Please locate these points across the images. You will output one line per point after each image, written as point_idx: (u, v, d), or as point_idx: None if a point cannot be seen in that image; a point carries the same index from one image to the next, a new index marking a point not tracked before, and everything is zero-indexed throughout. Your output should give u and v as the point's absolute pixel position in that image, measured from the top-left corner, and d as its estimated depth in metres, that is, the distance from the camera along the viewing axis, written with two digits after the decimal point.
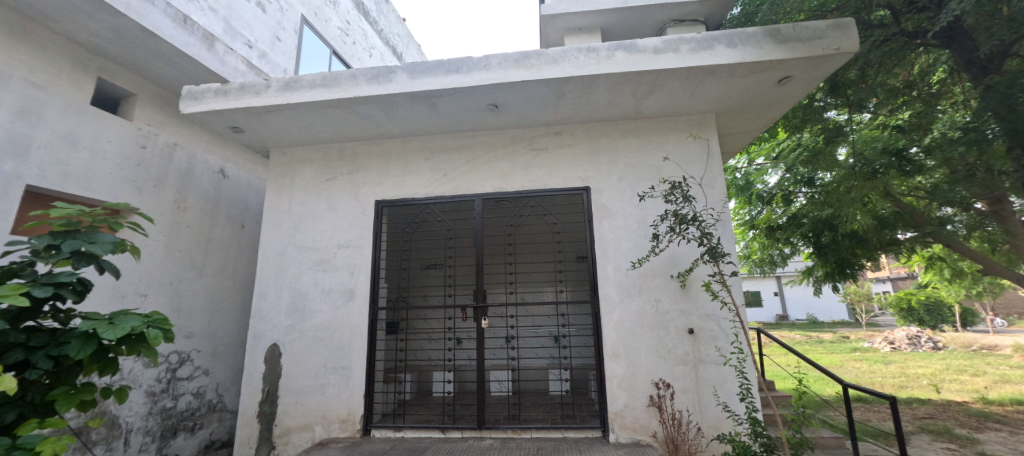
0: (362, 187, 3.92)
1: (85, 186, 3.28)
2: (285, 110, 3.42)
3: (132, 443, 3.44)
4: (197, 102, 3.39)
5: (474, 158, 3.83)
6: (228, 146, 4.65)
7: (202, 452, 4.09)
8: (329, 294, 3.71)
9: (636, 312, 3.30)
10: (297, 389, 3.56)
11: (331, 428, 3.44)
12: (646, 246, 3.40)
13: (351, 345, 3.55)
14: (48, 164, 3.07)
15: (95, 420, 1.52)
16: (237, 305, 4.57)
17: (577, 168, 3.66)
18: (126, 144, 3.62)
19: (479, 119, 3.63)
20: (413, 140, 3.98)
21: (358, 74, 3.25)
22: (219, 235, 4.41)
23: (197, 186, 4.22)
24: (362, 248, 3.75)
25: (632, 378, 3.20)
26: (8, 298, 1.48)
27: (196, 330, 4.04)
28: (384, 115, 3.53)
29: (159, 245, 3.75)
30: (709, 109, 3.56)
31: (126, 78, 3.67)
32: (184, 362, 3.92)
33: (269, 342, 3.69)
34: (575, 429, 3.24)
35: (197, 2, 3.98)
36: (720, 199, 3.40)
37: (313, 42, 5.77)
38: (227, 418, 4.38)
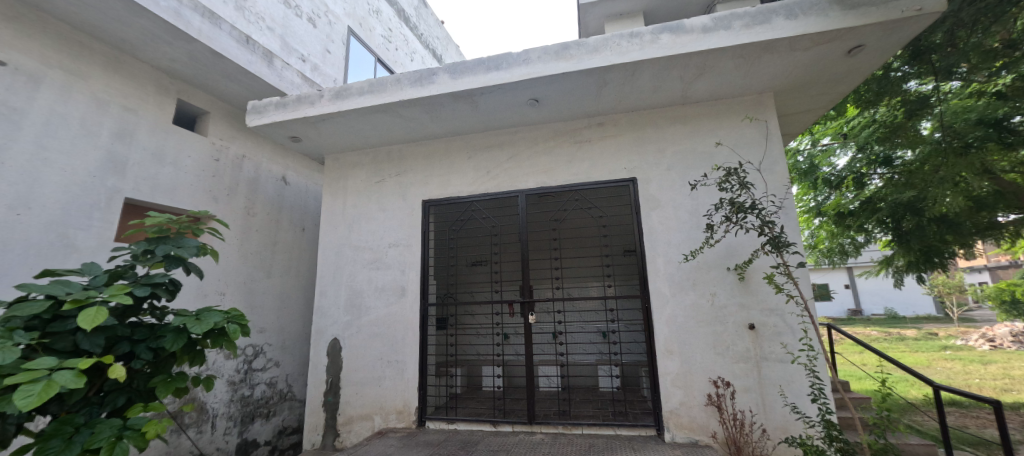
0: (410, 188, 4.06)
1: (171, 197, 3.67)
2: (337, 118, 3.62)
3: (217, 428, 3.81)
4: (261, 116, 3.67)
5: (516, 154, 3.83)
6: (288, 155, 4.99)
7: (276, 437, 4.46)
8: (383, 291, 3.88)
9: (690, 306, 3.16)
10: (357, 381, 3.77)
11: (389, 418, 3.61)
12: (700, 237, 3.24)
13: (405, 340, 3.70)
14: (141, 179, 3.47)
15: (187, 407, 1.71)
16: (302, 303, 4.91)
17: (623, 159, 3.55)
18: (203, 157, 4.00)
19: (520, 114, 3.62)
20: (457, 139, 4.05)
21: (403, 78, 3.36)
22: (284, 237, 4.76)
23: (264, 193, 4.57)
24: (412, 247, 3.88)
25: (688, 376, 3.06)
26: (114, 297, 1.69)
27: (267, 326, 4.40)
28: (428, 116, 3.63)
29: (234, 248, 4.12)
30: (766, 89, 3.32)
31: (201, 98, 4.05)
32: (258, 355, 4.28)
33: (331, 336, 3.94)
34: (628, 426, 3.17)
35: (256, 23, 4.30)
36: (782, 185, 3.16)
37: (359, 51, 6.05)
38: (296, 407, 4.73)
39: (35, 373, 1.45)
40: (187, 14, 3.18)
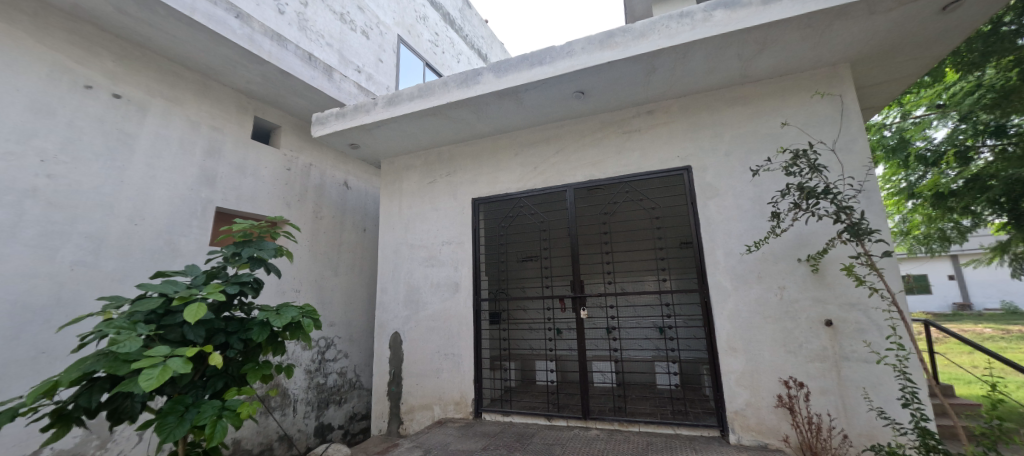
0: (460, 187, 4.18)
1: (252, 205, 4.10)
2: (390, 123, 3.82)
3: (298, 411, 4.22)
4: (323, 126, 3.97)
5: (564, 148, 3.80)
6: (349, 162, 5.36)
7: (348, 422, 4.84)
8: (438, 287, 4.05)
9: (755, 301, 2.95)
10: (417, 372, 3.97)
11: (447, 409, 3.78)
12: (765, 226, 3.00)
13: (460, 334, 3.84)
14: (228, 190, 3.91)
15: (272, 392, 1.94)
16: (366, 299, 5.27)
17: (676, 147, 3.39)
18: (277, 168, 4.41)
19: (566, 108, 3.59)
20: (504, 137, 4.10)
21: (449, 81, 3.47)
22: (348, 238, 5.12)
23: (329, 197, 4.95)
24: (463, 244, 4.00)
25: (755, 375, 2.87)
26: (212, 294, 1.96)
27: (336, 320, 4.77)
28: (475, 116, 3.71)
29: (305, 249, 4.51)
30: (841, 59, 2.98)
31: (273, 114, 4.47)
32: (330, 346, 4.66)
33: (392, 330, 4.18)
34: (688, 426, 3.04)
35: (317, 40, 4.65)
36: (861, 166, 2.83)
37: (409, 58, 6.31)
38: (364, 395, 5.09)
39: (154, 359, 1.72)
40: (259, 40, 3.52)
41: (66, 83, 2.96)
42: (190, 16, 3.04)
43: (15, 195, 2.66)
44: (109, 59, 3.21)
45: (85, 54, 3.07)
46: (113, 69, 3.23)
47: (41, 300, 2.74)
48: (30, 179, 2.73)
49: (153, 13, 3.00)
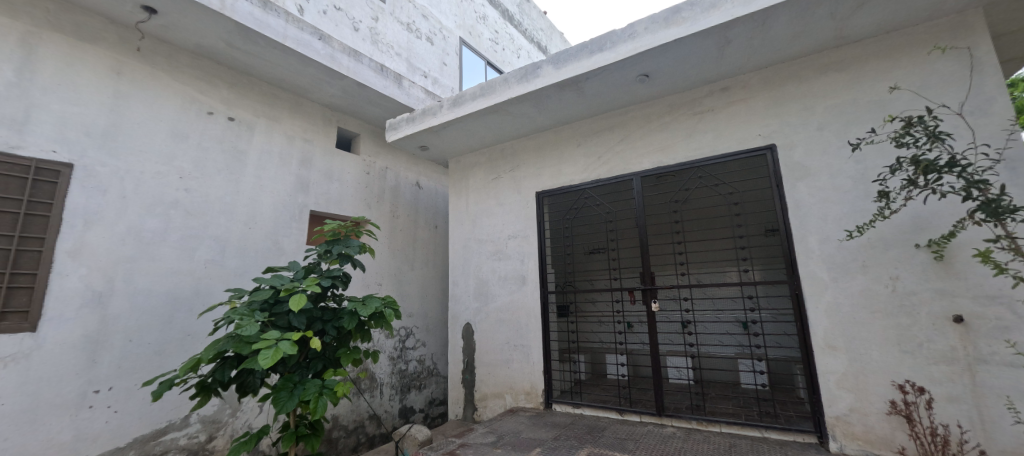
0: (524, 181, 4.24)
1: (338, 207, 4.55)
2: (455, 124, 3.99)
3: (384, 394, 4.62)
4: (396, 131, 4.27)
5: (629, 135, 3.66)
6: (420, 163, 5.69)
7: (428, 406, 5.19)
8: (506, 280, 4.16)
9: (857, 293, 2.60)
10: (489, 362, 4.13)
11: (518, 398, 3.88)
12: (870, 208, 2.61)
13: (528, 325, 3.92)
14: (319, 195, 4.39)
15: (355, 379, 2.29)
16: (440, 292, 5.58)
17: (757, 125, 3.09)
18: (358, 172, 4.84)
19: (630, 93, 3.44)
20: (566, 128, 4.06)
21: (509, 78, 3.53)
22: (421, 235, 5.45)
23: (403, 197, 5.31)
24: (529, 237, 4.06)
25: (860, 376, 2.53)
26: (311, 286, 2.34)
27: (414, 311, 5.13)
28: (536, 110, 3.73)
29: (385, 246, 4.90)
30: (968, 4, 2.49)
31: (353, 123, 4.89)
32: (410, 335, 5.03)
33: (464, 321, 4.39)
34: (778, 430, 2.77)
35: (387, 51, 4.99)
36: (1000, 131, 2.35)
37: (471, 58, 6.51)
38: (441, 381, 5.40)
39: (268, 341, 2.09)
40: (339, 57, 3.89)
41: (194, 111, 3.55)
42: (282, 43, 3.45)
43: (163, 206, 3.26)
44: (224, 88, 3.77)
45: (206, 86, 3.65)
46: (227, 95, 3.78)
47: (185, 292, 3.33)
48: (173, 192, 3.32)
49: (255, 44, 3.47)
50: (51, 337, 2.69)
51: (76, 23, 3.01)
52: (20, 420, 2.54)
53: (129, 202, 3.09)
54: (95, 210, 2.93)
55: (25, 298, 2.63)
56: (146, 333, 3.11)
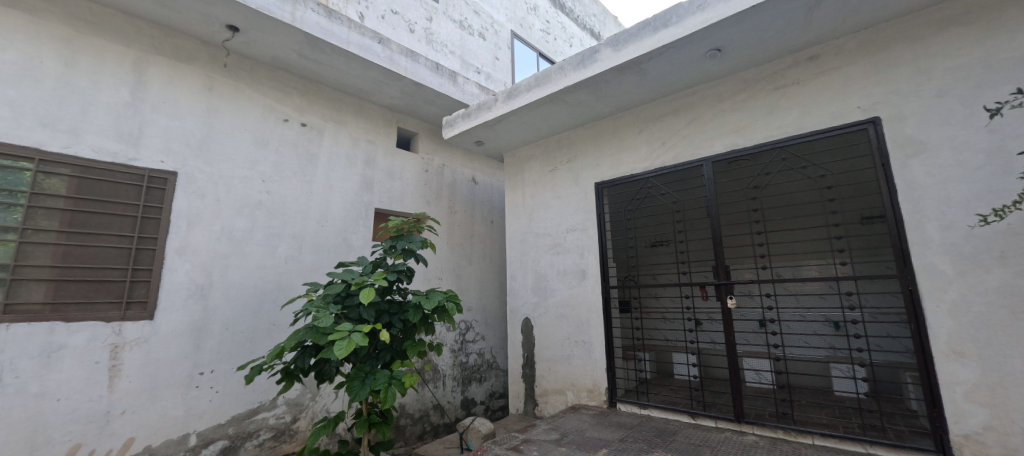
0: (582, 172, 4.10)
1: (400, 204, 4.72)
2: (510, 117, 3.95)
3: (447, 385, 4.75)
4: (452, 128, 4.33)
5: (697, 118, 3.38)
6: (475, 159, 5.74)
7: (489, 398, 5.25)
8: (565, 275, 4.06)
9: (994, 290, 2.16)
10: (549, 357, 4.07)
11: (580, 396, 3.78)
12: (1013, 186, 2.16)
13: (590, 321, 3.79)
14: (383, 193, 4.58)
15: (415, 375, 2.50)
16: (498, 286, 5.61)
17: (854, 95, 2.69)
18: (418, 170, 4.98)
19: (698, 71, 3.17)
20: (626, 114, 3.85)
21: (565, 65, 3.40)
22: (478, 230, 5.51)
23: (460, 193, 5.39)
24: (588, 230, 3.92)
25: (997, 389, 2.11)
26: (379, 280, 2.53)
27: (473, 305, 5.20)
28: (593, 97, 3.57)
29: (444, 241, 5.01)
30: None
31: (412, 122, 5.04)
32: (469, 328, 5.11)
33: (523, 316, 4.36)
34: (887, 447, 2.39)
35: (441, 50, 5.07)
36: None
37: (523, 51, 6.43)
38: (501, 375, 5.44)
39: (342, 333, 2.23)
40: (397, 59, 4.01)
41: (273, 119, 3.85)
42: (346, 49, 3.63)
43: (250, 207, 3.58)
44: (297, 96, 4.05)
45: (282, 95, 3.94)
46: (300, 103, 4.06)
47: (270, 285, 3.64)
48: (258, 195, 3.64)
49: (322, 52, 3.68)
50: (164, 325, 3.07)
51: (175, 46, 3.38)
52: (144, 396, 2.95)
53: (222, 205, 3.42)
54: (195, 212, 3.28)
55: (144, 290, 3.03)
56: (239, 322, 3.44)
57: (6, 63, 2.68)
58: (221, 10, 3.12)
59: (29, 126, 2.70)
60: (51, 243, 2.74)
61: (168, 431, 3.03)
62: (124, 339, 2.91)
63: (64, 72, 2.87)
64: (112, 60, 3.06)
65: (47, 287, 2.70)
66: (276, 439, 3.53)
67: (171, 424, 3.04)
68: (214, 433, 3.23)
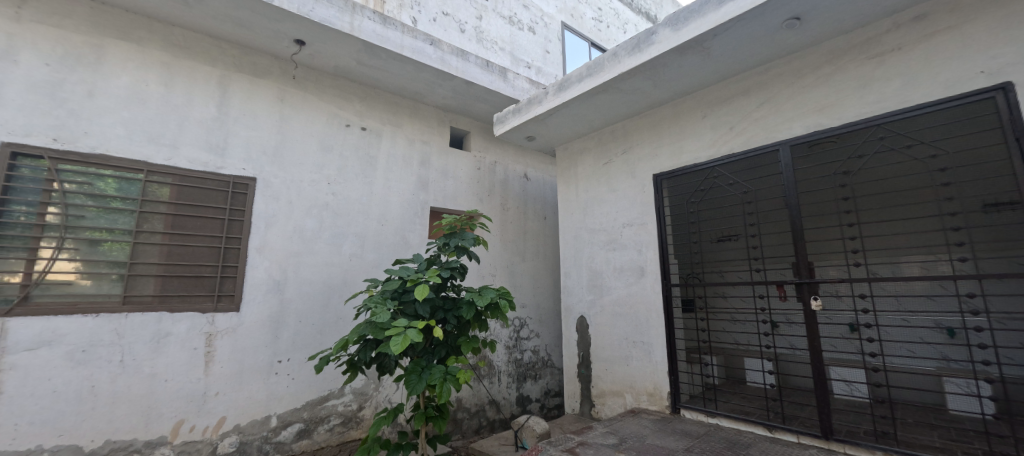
0: (639, 164, 3.89)
1: (454, 202, 4.81)
2: (562, 109, 3.84)
3: (502, 381, 4.78)
4: (503, 124, 4.31)
5: (771, 98, 3.04)
6: (527, 155, 5.69)
7: (544, 396, 5.20)
8: (622, 272, 3.88)
9: None
10: (606, 357, 3.92)
11: (640, 399, 3.60)
12: None
13: (649, 321, 3.59)
14: (438, 192, 4.70)
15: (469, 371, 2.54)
16: (552, 283, 5.53)
17: (976, 57, 2.24)
18: (470, 168, 5.04)
19: (772, 44, 2.84)
20: (687, 99, 3.58)
21: (619, 51, 3.23)
22: (531, 226, 5.46)
23: (512, 190, 5.38)
24: (647, 225, 3.71)
25: None
26: (433, 278, 2.59)
27: (527, 302, 5.17)
28: (651, 83, 3.35)
29: (497, 238, 5.03)
30: None
31: (464, 121, 5.10)
32: (524, 325, 5.08)
33: (579, 314, 4.24)
34: None
35: (491, 47, 5.08)
36: None
37: (574, 42, 6.25)
38: (556, 373, 5.37)
39: (398, 329, 2.30)
40: (449, 59, 4.07)
41: (336, 125, 4.09)
42: (400, 53, 3.75)
43: (318, 209, 3.84)
44: (357, 102, 4.27)
45: (344, 102, 4.17)
46: (360, 108, 4.27)
47: (337, 281, 3.89)
48: (324, 197, 3.89)
49: (379, 58, 3.83)
50: (249, 317, 3.39)
51: (252, 63, 3.70)
52: (233, 380, 3.28)
53: (294, 207, 3.71)
54: (271, 214, 3.59)
55: (231, 285, 3.36)
56: (310, 315, 3.71)
57: (120, 87, 3.09)
58: (290, 26, 3.36)
59: (139, 142, 3.10)
60: (157, 243, 3.13)
61: (253, 412, 3.35)
62: (216, 328, 3.26)
63: (164, 93, 3.26)
64: (201, 79, 3.43)
65: (155, 282, 3.09)
66: (345, 425, 3.77)
67: (256, 406, 3.36)
68: (291, 416, 3.52)
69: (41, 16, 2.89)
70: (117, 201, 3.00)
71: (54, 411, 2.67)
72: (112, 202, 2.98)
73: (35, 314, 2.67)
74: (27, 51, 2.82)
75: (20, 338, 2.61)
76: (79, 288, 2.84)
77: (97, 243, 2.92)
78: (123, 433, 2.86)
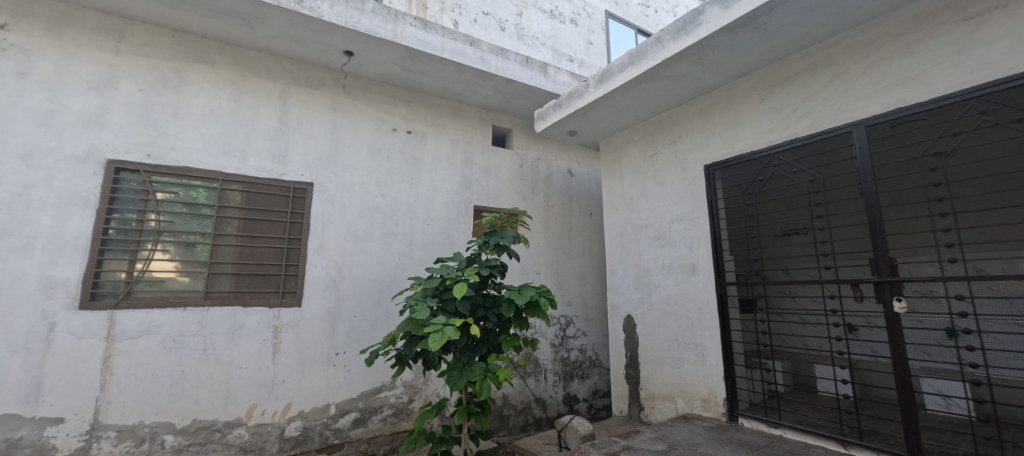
0: (688, 155, 3.66)
1: (497, 200, 4.84)
2: (604, 102, 3.71)
3: (549, 379, 4.74)
4: (544, 120, 4.27)
5: (842, 74, 2.70)
6: (571, 150, 5.59)
7: (592, 396, 5.09)
8: (671, 269, 3.68)
9: None
10: (655, 359, 3.75)
11: (693, 404, 3.39)
12: None
13: (702, 322, 3.37)
14: (481, 191, 4.76)
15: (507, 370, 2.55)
16: (598, 281, 5.39)
17: None
18: (513, 166, 5.04)
19: (841, 13, 2.51)
20: (742, 82, 3.30)
21: (663, 35, 3.04)
22: (576, 222, 5.35)
23: (556, 186, 5.30)
24: (698, 219, 3.47)
25: None
26: (471, 276, 2.62)
27: (573, 300, 5.08)
28: (700, 67, 3.13)
29: (541, 235, 4.99)
30: None
31: (506, 119, 5.12)
32: (570, 324, 5.00)
33: (626, 313, 4.09)
34: None
35: (532, 43, 5.04)
36: None
37: (619, 30, 6.02)
38: (605, 373, 5.23)
39: (436, 326, 2.36)
40: (488, 58, 4.09)
41: (384, 130, 4.28)
42: (441, 56, 3.83)
43: (368, 210, 4.05)
44: (403, 106, 4.43)
45: (391, 108, 4.36)
46: (405, 112, 4.44)
47: (387, 278, 4.08)
48: (374, 198, 4.10)
49: (421, 63, 3.95)
50: (308, 312, 3.67)
51: (308, 76, 3.98)
52: (297, 369, 3.57)
53: (347, 209, 3.94)
54: (327, 216, 3.84)
55: (294, 282, 3.66)
56: (364, 311, 3.93)
57: (198, 106, 3.46)
58: (339, 39, 3.57)
59: (214, 154, 3.46)
60: (233, 244, 3.48)
61: (315, 400, 3.61)
62: (282, 322, 3.56)
63: (234, 109, 3.60)
64: (265, 94, 3.75)
65: (230, 279, 3.44)
66: (396, 416, 3.95)
67: (317, 394, 3.62)
68: (348, 405, 3.75)
69: (135, 47, 3.31)
70: (206, 207, 3.40)
71: (152, 391, 3.07)
72: (202, 208, 3.38)
73: (137, 307, 3.08)
74: (125, 79, 3.24)
75: (126, 328, 3.03)
76: (179, 284, 3.27)
77: (191, 245, 3.32)
78: (207, 414, 3.22)
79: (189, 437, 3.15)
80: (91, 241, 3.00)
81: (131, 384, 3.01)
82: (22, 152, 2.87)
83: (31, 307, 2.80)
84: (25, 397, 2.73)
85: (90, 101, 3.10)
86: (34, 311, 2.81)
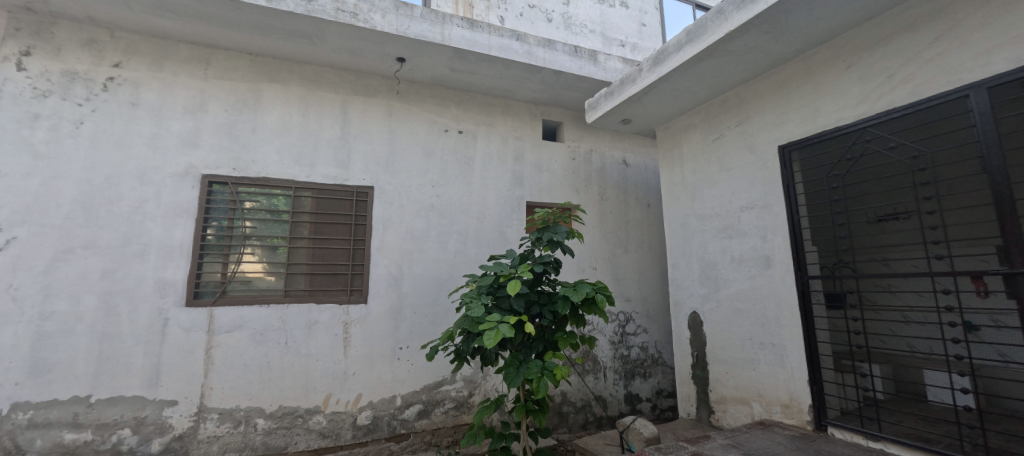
0: (759, 136, 3.33)
1: (550, 195, 4.78)
2: (659, 85, 3.49)
3: (608, 377, 4.61)
4: (596, 110, 4.11)
5: (954, 27, 2.27)
6: (625, 139, 5.35)
7: (655, 396, 4.86)
8: (742, 263, 3.38)
9: None
10: (726, 360, 3.48)
11: (772, 410, 3.10)
12: None
13: (780, 319, 3.06)
14: (533, 187, 4.72)
15: (564, 370, 2.49)
16: (659, 275, 5.12)
17: None
18: (565, 160, 4.94)
19: None
20: (823, 49, 2.92)
21: (725, 6, 2.75)
22: (633, 215, 5.13)
23: (610, 178, 5.11)
24: (772, 206, 3.15)
25: None
26: (524, 273, 2.59)
27: (632, 295, 4.88)
28: (770, 37, 2.81)
29: (596, 229, 4.85)
30: None
31: (556, 112, 5.02)
32: (629, 320, 4.81)
33: (691, 310, 3.84)
34: None
35: (580, 31, 4.89)
36: None
37: (675, 8, 5.64)
38: (668, 372, 4.97)
39: (491, 323, 2.37)
40: (536, 51, 4.03)
41: (436, 131, 4.40)
42: (488, 53, 3.84)
43: (425, 210, 4.20)
44: (453, 107, 4.52)
45: (442, 109, 4.47)
46: (456, 113, 4.52)
47: (444, 276, 4.20)
48: (429, 199, 4.23)
49: (469, 62, 3.99)
50: (374, 309, 3.88)
51: (366, 85, 4.20)
52: (365, 363, 3.80)
53: (405, 210, 4.11)
54: (387, 218, 4.03)
55: (360, 280, 3.88)
56: (424, 308, 4.08)
57: (273, 122, 3.80)
58: (391, 46, 3.71)
59: (288, 165, 3.77)
60: (306, 246, 3.77)
61: (383, 391, 3.83)
62: (351, 318, 3.80)
63: (303, 122, 3.90)
64: (328, 106, 4.01)
65: (305, 278, 3.73)
66: (457, 409, 4.08)
67: (383, 386, 3.83)
68: (412, 397, 3.92)
69: (220, 73, 3.70)
70: (285, 213, 3.73)
71: (245, 379, 3.44)
72: (281, 214, 3.71)
73: (230, 304, 3.46)
74: (212, 102, 3.63)
75: (222, 323, 3.42)
76: (264, 283, 3.62)
77: (275, 247, 3.67)
78: (291, 401, 3.54)
79: (277, 421, 3.49)
80: (192, 247, 3.41)
81: (228, 372, 3.40)
82: (137, 172, 3.34)
83: (149, 304, 3.25)
84: (148, 382, 3.19)
85: (186, 124, 3.52)
86: (151, 308, 3.26)
